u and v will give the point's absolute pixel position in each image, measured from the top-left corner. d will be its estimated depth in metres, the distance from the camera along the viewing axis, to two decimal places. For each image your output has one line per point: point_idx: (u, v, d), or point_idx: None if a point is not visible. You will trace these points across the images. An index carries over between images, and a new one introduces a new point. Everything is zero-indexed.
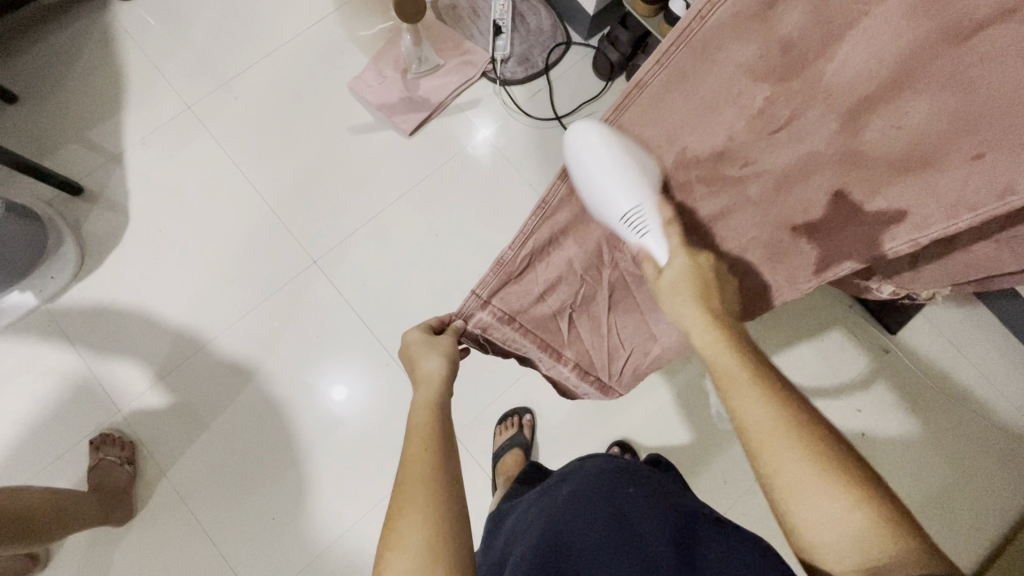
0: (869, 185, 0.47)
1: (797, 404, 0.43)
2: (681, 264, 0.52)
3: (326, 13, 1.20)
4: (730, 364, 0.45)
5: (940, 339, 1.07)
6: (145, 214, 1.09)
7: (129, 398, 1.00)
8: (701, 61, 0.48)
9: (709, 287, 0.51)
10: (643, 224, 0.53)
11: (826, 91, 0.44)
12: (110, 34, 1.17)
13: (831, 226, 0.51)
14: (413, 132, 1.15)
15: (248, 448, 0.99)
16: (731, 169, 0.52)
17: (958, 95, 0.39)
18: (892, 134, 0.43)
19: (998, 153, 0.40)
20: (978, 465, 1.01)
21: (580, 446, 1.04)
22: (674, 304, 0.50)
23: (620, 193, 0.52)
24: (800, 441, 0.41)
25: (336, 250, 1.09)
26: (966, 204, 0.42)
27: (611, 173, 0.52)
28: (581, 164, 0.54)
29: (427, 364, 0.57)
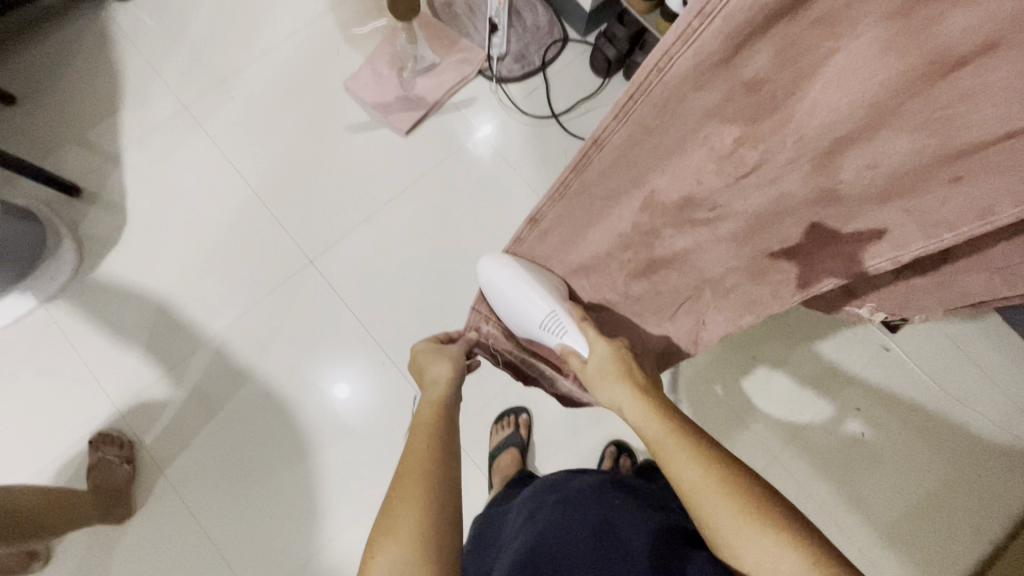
0: (845, 215, 0.46)
1: (730, 462, 0.44)
2: (603, 350, 0.58)
3: (321, 11, 1.19)
4: (660, 433, 0.47)
5: (942, 340, 1.05)
6: (142, 215, 1.10)
7: (128, 395, 1.03)
8: (663, 112, 0.43)
9: (633, 369, 0.55)
10: (561, 325, 0.63)
11: (796, 133, 0.41)
12: (107, 35, 1.18)
13: (809, 250, 0.51)
14: (409, 131, 1.14)
15: (245, 445, 1.01)
16: (699, 212, 0.52)
17: (937, 135, 0.37)
18: (867, 173, 0.41)
19: (975, 177, 0.38)
20: (978, 466, 0.99)
21: (576, 449, 1.02)
22: (604, 386, 0.54)
23: (535, 306, 0.64)
24: (730, 499, 0.41)
25: (330, 249, 1.09)
26: (945, 223, 0.41)
27: (525, 291, 0.64)
28: (499, 292, 0.67)
29: (436, 367, 0.56)
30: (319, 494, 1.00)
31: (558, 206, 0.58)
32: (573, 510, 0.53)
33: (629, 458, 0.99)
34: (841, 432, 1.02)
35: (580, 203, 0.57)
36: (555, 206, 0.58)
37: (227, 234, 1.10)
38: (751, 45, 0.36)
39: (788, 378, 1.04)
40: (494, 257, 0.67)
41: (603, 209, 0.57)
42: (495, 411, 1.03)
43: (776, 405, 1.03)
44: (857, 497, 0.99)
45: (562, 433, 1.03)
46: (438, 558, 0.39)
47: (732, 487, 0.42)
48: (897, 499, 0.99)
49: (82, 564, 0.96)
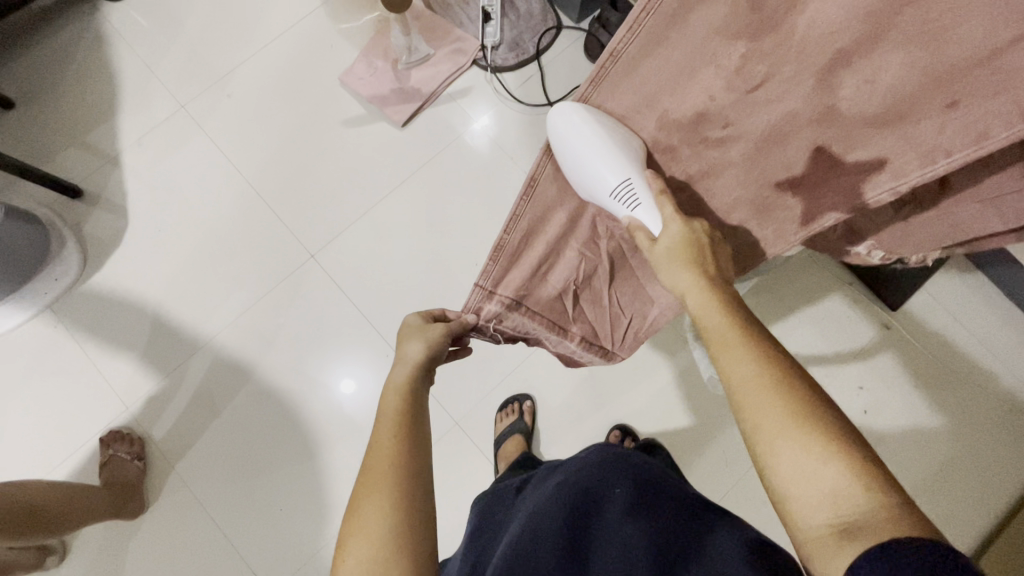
0: (848, 141, 0.48)
1: (784, 361, 0.43)
2: (676, 232, 0.53)
3: (312, 6, 1.20)
4: (720, 325, 0.46)
5: (942, 312, 1.05)
6: (143, 215, 1.11)
7: (135, 396, 1.04)
8: (673, 25, 0.50)
9: (705, 257, 0.51)
10: (635, 196, 0.56)
11: (800, 46, 0.45)
12: (102, 36, 1.19)
13: (812, 181, 0.52)
14: (405, 123, 1.14)
15: (252, 442, 1.02)
16: (713, 131, 0.53)
17: (929, 49, 0.41)
18: (866, 88, 0.44)
19: (970, 101, 0.41)
20: (983, 440, 1.00)
21: (582, 431, 1.03)
22: (668, 271, 0.52)
23: (609, 168, 0.55)
24: (781, 397, 0.41)
25: (329, 242, 1.10)
26: (942, 149, 0.44)
27: (599, 155, 0.55)
28: (569, 146, 0.57)
29: (409, 349, 0.55)
30: (327, 484, 1.01)
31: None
32: (574, 492, 0.52)
33: (633, 439, 0.99)
34: (845, 408, 1.02)
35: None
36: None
37: (228, 232, 1.10)
38: None
39: (791, 355, 1.05)
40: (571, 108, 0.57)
41: None
42: (499, 398, 1.04)
43: None
44: None
45: (568, 415, 1.04)
46: (408, 556, 0.40)
47: (785, 388, 0.41)
48: (904, 470, 0.99)
49: (96, 562, 0.98)
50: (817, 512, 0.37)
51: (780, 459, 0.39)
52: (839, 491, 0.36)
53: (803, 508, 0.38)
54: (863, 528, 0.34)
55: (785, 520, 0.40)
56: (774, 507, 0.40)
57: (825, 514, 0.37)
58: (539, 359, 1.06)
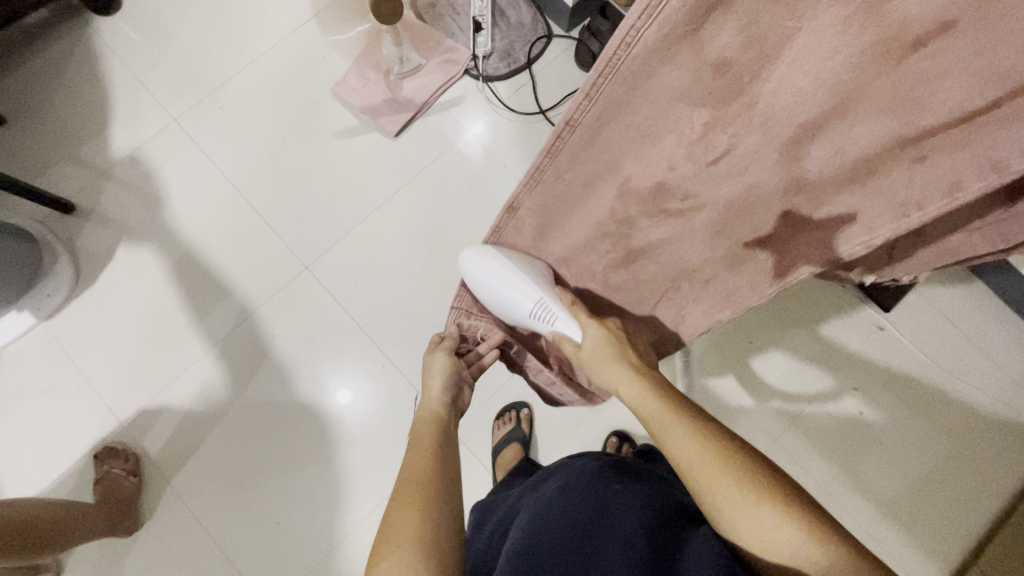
0: (816, 202, 0.49)
1: (718, 432, 0.48)
2: (594, 333, 0.63)
3: (305, 17, 1.20)
4: (658, 412, 0.52)
5: (935, 315, 1.06)
6: (136, 228, 1.11)
7: (129, 410, 1.03)
8: (634, 88, 0.47)
9: (628, 351, 0.61)
10: (550, 313, 0.66)
11: (761, 116, 0.45)
12: (92, 50, 1.19)
13: (783, 237, 0.54)
14: (398, 133, 1.15)
15: (249, 454, 1.02)
16: (673, 203, 0.56)
17: (899, 117, 0.40)
18: (836, 158, 0.45)
19: (938, 156, 0.40)
20: (977, 439, 1.01)
21: (579, 440, 1.03)
22: (602, 370, 0.60)
23: (522, 295, 0.67)
24: (725, 470, 0.44)
25: (323, 253, 1.10)
26: (911, 203, 0.44)
27: (512, 285, 0.68)
28: (484, 281, 0.70)
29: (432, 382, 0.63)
30: (324, 497, 1.00)
31: (538, 189, 0.62)
32: (574, 497, 0.53)
33: (631, 444, 0.99)
34: (840, 410, 1.03)
35: (562, 186, 0.60)
36: (533, 192, 0.62)
37: (223, 244, 1.10)
38: (713, 21, 0.40)
39: (788, 359, 1.05)
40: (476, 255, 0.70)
41: (581, 195, 0.61)
42: (497, 406, 1.04)
43: (777, 389, 1.04)
44: (859, 474, 1.00)
45: (565, 423, 1.04)
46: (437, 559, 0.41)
47: (726, 460, 0.45)
48: (898, 474, 1.00)
49: None
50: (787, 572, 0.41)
51: (739, 528, 0.43)
52: (799, 552, 0.40)
53: (777, 568, 0.41)
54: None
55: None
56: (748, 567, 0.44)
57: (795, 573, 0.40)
58: None
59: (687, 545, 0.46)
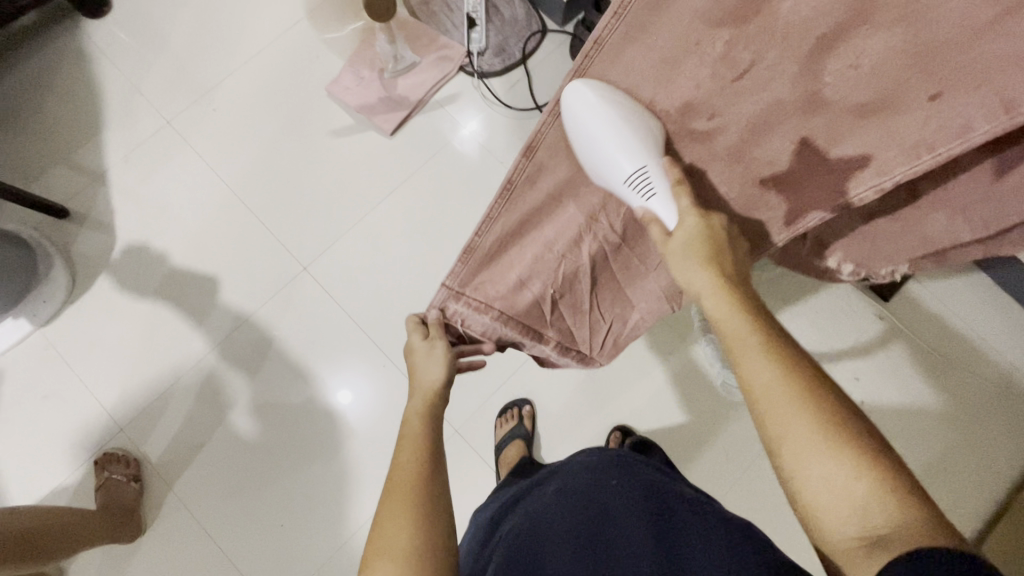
0: (830, 135, 0.49)
1: (805, 364, 0.42)
2: (692, 225, 0.52)
3: (297, 18, 1.19)
4: (740, 328, 0.45)
5: (934, 304, 1.06)
6: (132, 232, 1.10)
7: (129, 418, 1.02)
8: (656, 11, 0.49)
9: (721, 255, 0.50)
10: (650, 186, 0.55)
11: (782, 29, 0.45)
12: (84, 53, 1.18)
13: (799, 177, 0.53)
14: (394, 131, 1.14)
15: (249, 456, 1.01)
16: (699, 122, 0.54)
17: (910, 31, 0.41)
18: (850, 73, 0.44)
19: (952, 92, 0.42)
20: (980, 425, 1.00)
21: (581, 434, 1.03)
22: (683, 267, 0.50)
23: (624, 157, 0.55)
24: (807, 405, 0.40)
25: (320, 254, 1.09)
26: (925, 144, 0.44)
27: (616, 139, 0.54)
28: (586, 128, 0.55)
29: (428, 374, 0.57)
30: (327, 500, 1.00)
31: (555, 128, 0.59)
32: (573, 498, 0.52)
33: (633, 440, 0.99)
34: None
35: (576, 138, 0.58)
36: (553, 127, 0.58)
37: (220, 248, 1.09)
38: None
39: None
40: (584, 91, 0.55)
41: None
42: (500, 401, 1.04)
43: None
44: None
45: (567, 418, 1.04)
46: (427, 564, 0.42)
47: (811, 396, 0.40)
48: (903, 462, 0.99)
49: None
50: (845, 526, 0.37)
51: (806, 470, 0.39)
52: (872, 505, 0.36)
53: (836, 518, 0.37)
54: (892, 541, 0.34)
55: (809, 532, 0.39)
56: (800, 518, 0.40)
57: (856, 527, 0.36)
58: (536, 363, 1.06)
59: (690, 543, 0.45)
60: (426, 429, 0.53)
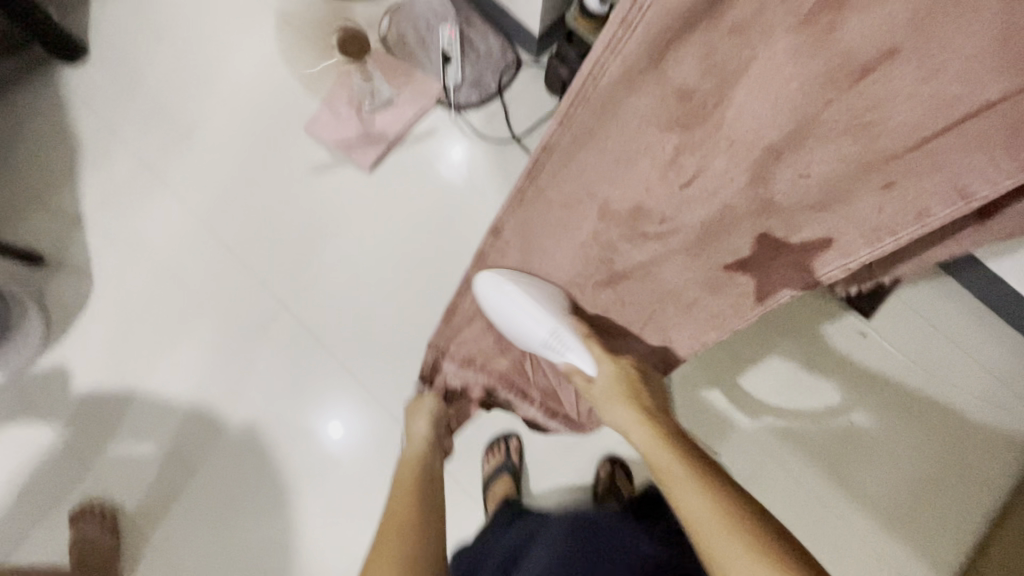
0: (788, 227, 0.55)
1: (724, 486, 0.54)
2: (607, 369, 0.70)
3: (272, 58, 1.20)
4: (667, 464, 0.58)
5: (917, 319, 1.07)
6: (108, 276, 1.09)
7: (106, 464, 1.00)
8: (603, 114, 0.54)
9: (634, 395, 0.68)
10: (566, 343, 0.71)
11: (726, 139, 0.50)
12: (60, 98, 1.18)
13: (761, 262, 0.60)
14: (372, 167, 1.14)
15: (231, 498, 1.00)
16: (651, 227, 0.62)
17: (857, 144, 0.45)
18: (801, 181, 0.50)
19: (904, 182, 0.46)
20: (967, 438, 1.01)
21: (571, 466, 1.01)
22: (610, 410, 0.68)
23: (540, 326, 0.71)
24: (724, 524, 0.50)
25: (301, 292, 1.08)
26: (886, 228, 0.50)
27: (528, 314, 0.71)
28: (502, 309, 0.73)
29: (417, 425, 0.79)
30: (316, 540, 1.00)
31: (516, 215, 0.70)
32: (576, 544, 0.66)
33: (623, 470, 0.98)
34: (833, 421, 1.03)
35: (536, 224, 0.70)
36: (514, 212, 0.69)
37: (201, 290, 1.08)
38: (672, 53, 0.46)
39: (777, 376, 1.04)
40: (495, 277, 0.74)
41: (562, 218, 0.67)
42: (486, 436, 1.02)
43: (765, 409, 1.03)
44: (854, 488, 1.00)
45: (557, 450, 1.02)
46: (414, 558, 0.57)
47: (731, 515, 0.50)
48: (895, 482, 1.00)
49: None
50: None
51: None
52: None
53: None
54: None
55: None
56: None
57: None
58: None
59: None
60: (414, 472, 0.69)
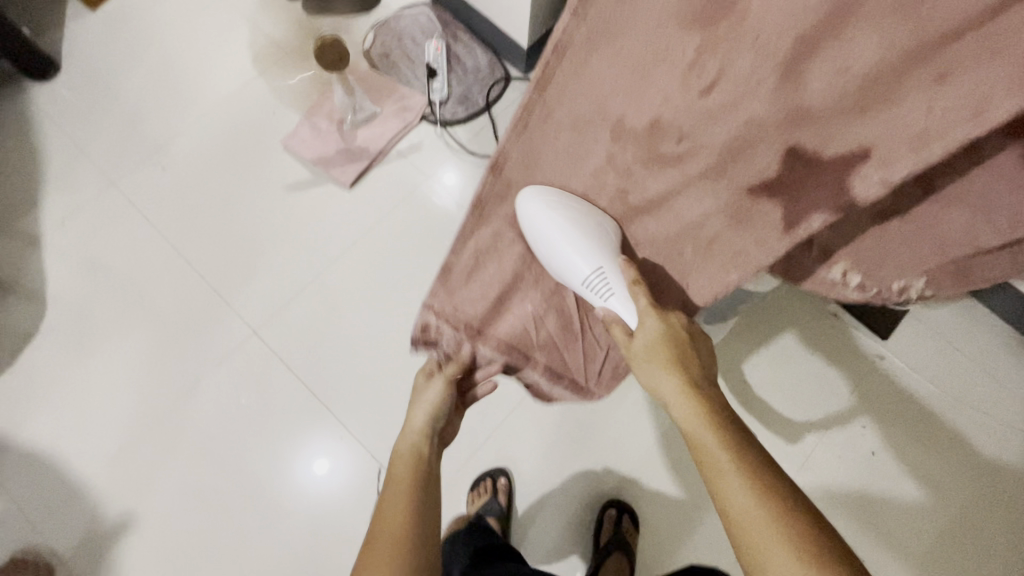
0: (821, 134, 0.44)
1: (780, 485, 0.42)
2: (653, 326, 0.54)
3: (250, 76, 1.15)
4: (710, 444, 0.45)
5: (936, 339, 0.99)
6: (63, 301, 1.01)
7: (46, 514, 0.90)
8: (622, 8, 0.52)
9: (683, 355, 0.52)
10: (607, 288, 0.57)
11: (754, 31, 0.43)
12: (27, 117, 1.12)
13: (790, 182, 0.48)
14: (352, 183, 1.08)
15: (179, 552, 0.89)
16: (668, 146, 0.53)
17: (906, 21, 0.37)
18: (837, 78, 0.41)
19: (962, 71, 0.37)
20: (1002, 470, 0.92)
21: (567, 506, 0.91)
22: (650, 370, 0.52)
23: (580, 261, 0.57)
24: (783, 531, 0.40)
25: (271, 316, 1.01)
26: (934, 132, 0.40)
27: (569, 244, 0.58)
28: (542, 233, 0.59)
29: (418, 412, 0.59)
30: None
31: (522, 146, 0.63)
32: None
33: (631, 517, 0.87)
34: (852, 445, 0.95)
35: (546, 151, 0.62)
36: (518, 139, 0.63)
37: (164, 315, 1.00)
38: None
39: (784, 398, 0.98)
40: (542, 197, 0.60)
41: (573, 146, 0.60)
42: (472, 472, 0.92)
43: (788, 431, 0.96)
44: (882, 517, 0.91)
45: (551, 488, 0.92)
46: None
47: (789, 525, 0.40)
48: (926, 512, 0.91)
49: None
50: None
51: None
52: None
53: None
54: None
55: None
56: None
57: None
58: (514, 426, 0.94)
59: None
60: (414, 480, 0.53)
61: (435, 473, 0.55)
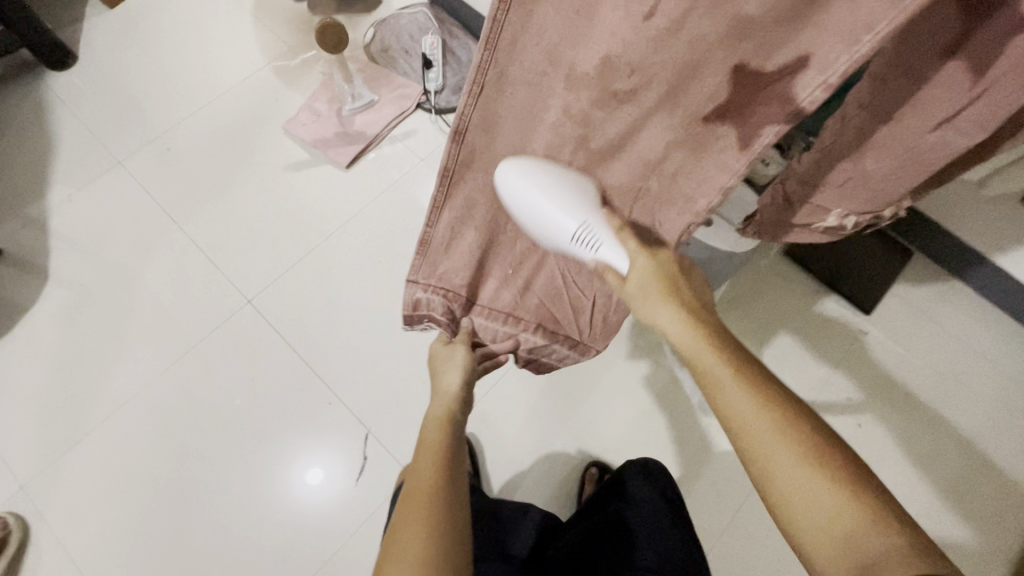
0: (764, 49, 0.41)
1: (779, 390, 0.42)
2: (644, 265, 0.51)
3: (258, 67, 1.21)
4: (710, 360, 0.44)
5: (919, 317, 1.02)
6: (66, 271, 1.04)
7: (31, 472, 0.91)
8: None
9: (676, 285, 0.50)
10: (596, 238, 0.53)
11: None
12: (41, 102, 1.18)
13: (741, 104, 0.46)
14: (350, 164, 1.12)
15: (165, 515, 0.89)
16: (620, 83, 0.46)
17: None
18: None
19: None
20: (987, 442, 0.94)
21: (551, 473, 0.92)
22: (646, 303, 0.50)
23: (563, 215, 0.52)
24: (786, 431, 0.40)
25: (266, 286, 1.04)
26: (862, 25, 0.36)
27: (552, 201, 0.52)
28: (519, 198, 0.52)
29: (447, 377, 0.63)
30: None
31: (480, 109, 0.49)
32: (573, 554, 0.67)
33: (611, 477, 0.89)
34: (839, 418, 0.96)
35: (503, 115, 0.51)
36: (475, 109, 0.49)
37: (162, 287, 1.03)
38: None
39: None
40: (513, 161, 0.52)
41: (526, 103, 0.49)
42: None
43: None
44: None
45: (535, 455, 0.93)
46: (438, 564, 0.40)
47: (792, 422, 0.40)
48: (917, 485, 0.92)
49: None
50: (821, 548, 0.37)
51: (790, 490, 0.39)
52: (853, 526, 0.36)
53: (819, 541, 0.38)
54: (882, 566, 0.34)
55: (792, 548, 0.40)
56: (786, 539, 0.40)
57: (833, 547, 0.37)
58: (500, 394, 0.96)
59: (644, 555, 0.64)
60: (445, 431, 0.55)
61: (462, 434, 0.57)
